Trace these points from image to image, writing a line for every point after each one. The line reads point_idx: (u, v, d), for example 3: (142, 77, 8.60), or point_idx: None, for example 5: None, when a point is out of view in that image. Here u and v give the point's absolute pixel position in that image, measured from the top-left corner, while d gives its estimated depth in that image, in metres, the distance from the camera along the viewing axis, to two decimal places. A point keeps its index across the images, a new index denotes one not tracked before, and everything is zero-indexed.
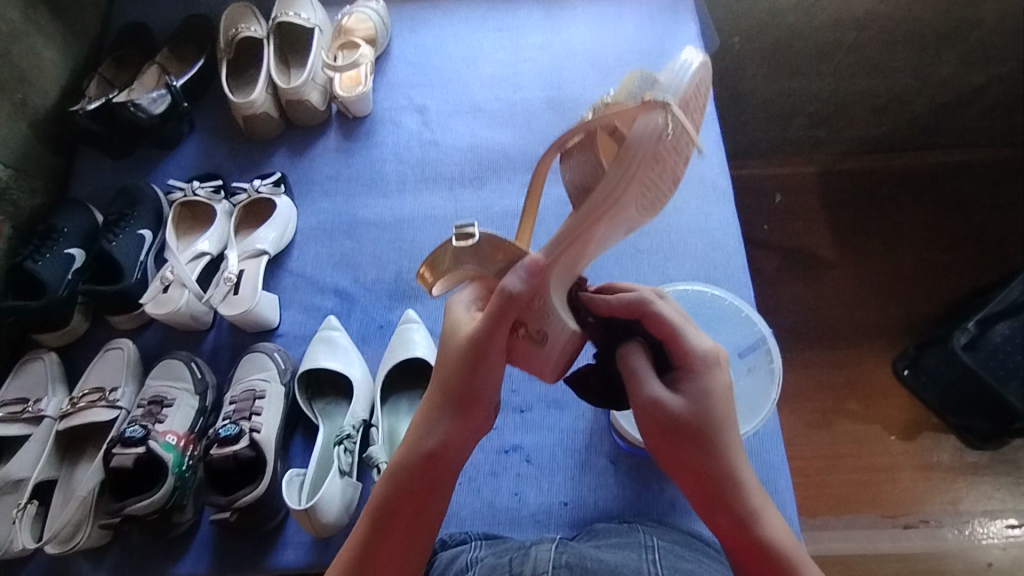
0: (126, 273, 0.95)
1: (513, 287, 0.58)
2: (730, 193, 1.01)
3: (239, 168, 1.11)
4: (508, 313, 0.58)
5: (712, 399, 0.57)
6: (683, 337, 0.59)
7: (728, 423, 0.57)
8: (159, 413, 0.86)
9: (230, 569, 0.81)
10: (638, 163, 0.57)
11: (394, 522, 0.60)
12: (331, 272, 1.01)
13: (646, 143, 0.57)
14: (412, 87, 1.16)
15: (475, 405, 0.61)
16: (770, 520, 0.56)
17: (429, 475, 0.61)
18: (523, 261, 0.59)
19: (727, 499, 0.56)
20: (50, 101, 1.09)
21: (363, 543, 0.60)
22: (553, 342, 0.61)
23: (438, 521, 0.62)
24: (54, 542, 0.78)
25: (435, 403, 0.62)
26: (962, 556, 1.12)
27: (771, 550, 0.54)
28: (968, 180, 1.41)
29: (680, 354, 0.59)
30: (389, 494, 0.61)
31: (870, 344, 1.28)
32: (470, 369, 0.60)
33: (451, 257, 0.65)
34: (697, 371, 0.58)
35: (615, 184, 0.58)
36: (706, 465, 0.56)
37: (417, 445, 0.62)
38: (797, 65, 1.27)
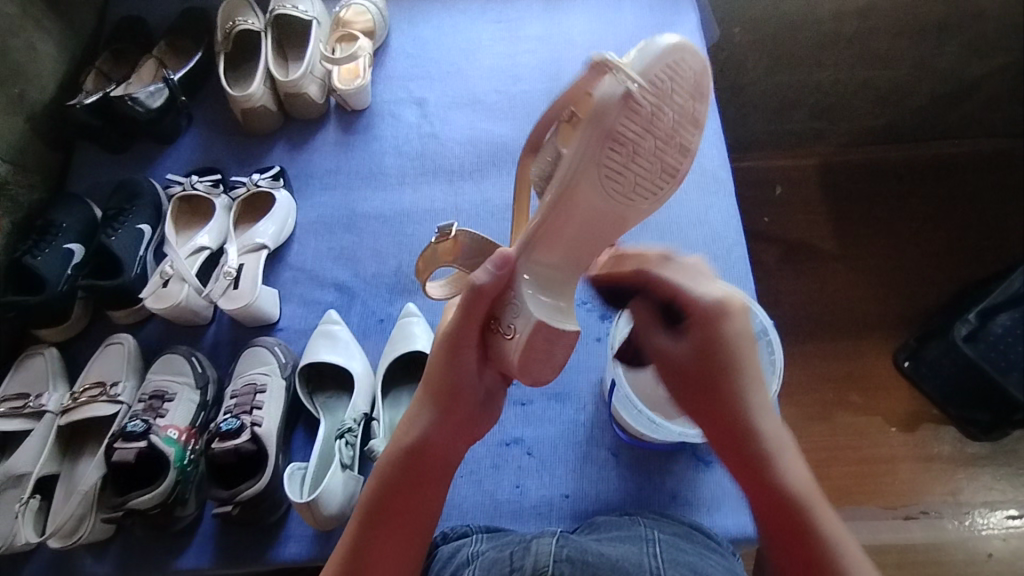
0: (125, 267, 0.95)
1: (480, 280, 0.58)
2: (731, 185, 1.00)
3: (237, 162, 1.11)
4: (478, 305, 0.59)
5: (722, 347, 0.61)
6: (688, 292, 0.62)
7: (740, 368, 0.61)
8: (160, 407, 0.86)
9: (232, 562, 0.81)
10: (597, 130, 0.57)
11: (385, 517, 0.62)
12: (331, 266, 1.01)
13: (602, 112, 0.57)
14: (411, 80, 1.15)
15: (456, 401, 0.64)
16: (780, 457, 0.61)
17: (414, 469, 0.64)
18: (491, 256, 0.60)
19: (739, 439, 0.61)
20: (47, 95, 1.08)
21: (352, 538, 0.62)
22: (520, 335, 0.58)
23: (430, 515, 0.64)
24: (57, 537, 0.78)
25: (420, 402, 0.65)
26: (962, 546, 1.12)
27: (778, 485, 0.60)
28: (970, 171, 1.40)
29: (687, 307, 0.63)
30: (377, 490, 0.63)
31: (870, 336, 1.28)
32: (449, 367, 0.63)
33: (434, 255, 0.70)
34: (707, 324, 0.61)
35: (576, 156, 0.58)
36: (719, 408, 0.62)
37: (399, 441, 0.65)
38: (798, 56, 1.26)
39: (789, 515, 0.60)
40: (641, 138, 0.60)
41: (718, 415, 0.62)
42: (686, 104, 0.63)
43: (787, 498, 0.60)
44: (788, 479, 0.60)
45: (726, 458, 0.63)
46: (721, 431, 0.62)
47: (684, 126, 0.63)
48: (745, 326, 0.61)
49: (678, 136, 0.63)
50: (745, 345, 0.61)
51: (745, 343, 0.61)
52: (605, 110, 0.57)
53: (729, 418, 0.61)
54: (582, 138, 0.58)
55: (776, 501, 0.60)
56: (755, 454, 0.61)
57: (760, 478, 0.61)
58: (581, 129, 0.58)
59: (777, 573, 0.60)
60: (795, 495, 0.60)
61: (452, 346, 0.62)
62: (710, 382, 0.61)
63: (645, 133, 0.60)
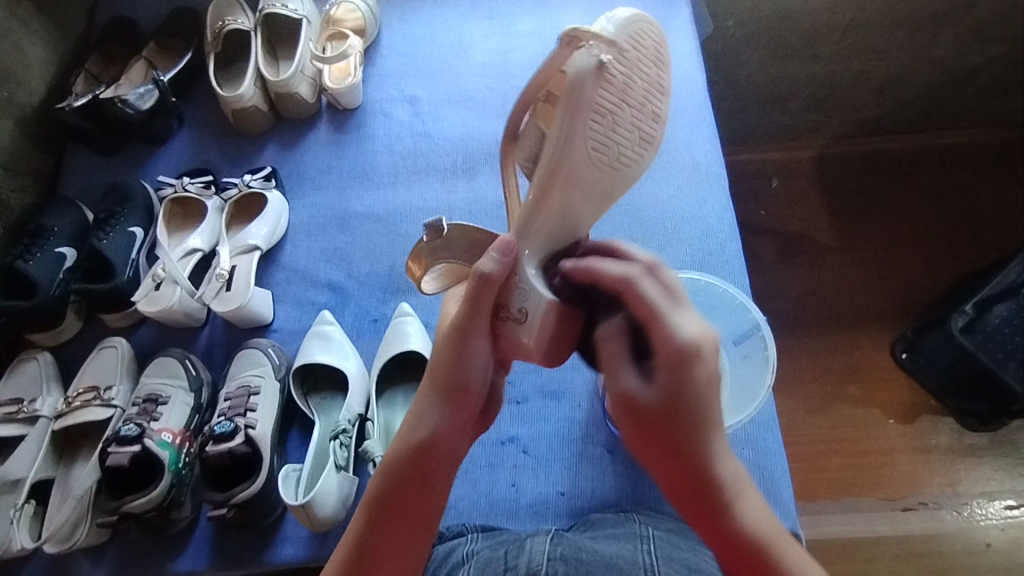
0: (117, 270, 0.94)
1: (487, 268, 0.58)
2: (725, 179, 1.00)
3: (229, 162, 1.10)
4: (484, 292, 0.58)
5: (690, 392, 0.53)
6: (662, 320, 0.53)
7: (704, 417, 0.54)
8: (154, 410, 0.86)
9: (229, 564, 0.81)
10: (576, 108, 0.58)
11: (392, 515, 0.60)
12: (325, 267, 1.01)
13: (582, 87, 0.57)
14: (403, 78, 1.15)
15: (466, 394, 0.61)
16: (748, 513, 0.55)
17: (421, 467, 0.60)
18: (494, 242, 0.60)
19: (699, 496, 0.55)
20: (36, 98, 1.08)
21: (361, 537, 0.60)
22: (533, 319, 0.60)
23: (436, 514, 0.61)
24: (53, 541, 0.78)
25: (427, 393, 0.61)
26: (962, 536, 1.12)
27: (748, 543, 0.54)
28: (967, 162, 1.40)
29: (658, 341, 0.53)
30: (383, 487, 0.60)
31: (868, 328, 1.28)
32: (457, 359, 0.60)
33: (428, 250, 0.70)
34: (676, 368, 0.52)
35: (558, 135, 0.58)
36: (681, 461, 0.54)
37: (405, 436, 0.61)
38: (792, 48, 1.26)
39: (756, 572, 0.54)
40: (620, 109, 0.60)
41: (684, 468, 0.54)
42: (657, 72, 0.63)
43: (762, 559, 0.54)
44: (756, 533, 0.54)
45: (690, 514, 0.56)
46: (683, 485, 0.55)
47: (659, 94, 0.64)
48: (713, 370, 0.53)
49: (650, 104, 0.63)
50: (712, 391, 0.54)
51: (712, 389, 0.54)
52: (581, 86, 0.57)
53: (694, 470, 0.54)
54: (560, 116, 0.58)
55: (746, 560, 0.54)
56: (720, 507, 0.55)
57: (722, 534, 0.55)
58: (560, 108, 0.59)
59: None
60: (765, 550, 0.54)
61: (457, 336, 0.60)
62: (675, 433, 0.53)
63: (620, 105, 0.60)
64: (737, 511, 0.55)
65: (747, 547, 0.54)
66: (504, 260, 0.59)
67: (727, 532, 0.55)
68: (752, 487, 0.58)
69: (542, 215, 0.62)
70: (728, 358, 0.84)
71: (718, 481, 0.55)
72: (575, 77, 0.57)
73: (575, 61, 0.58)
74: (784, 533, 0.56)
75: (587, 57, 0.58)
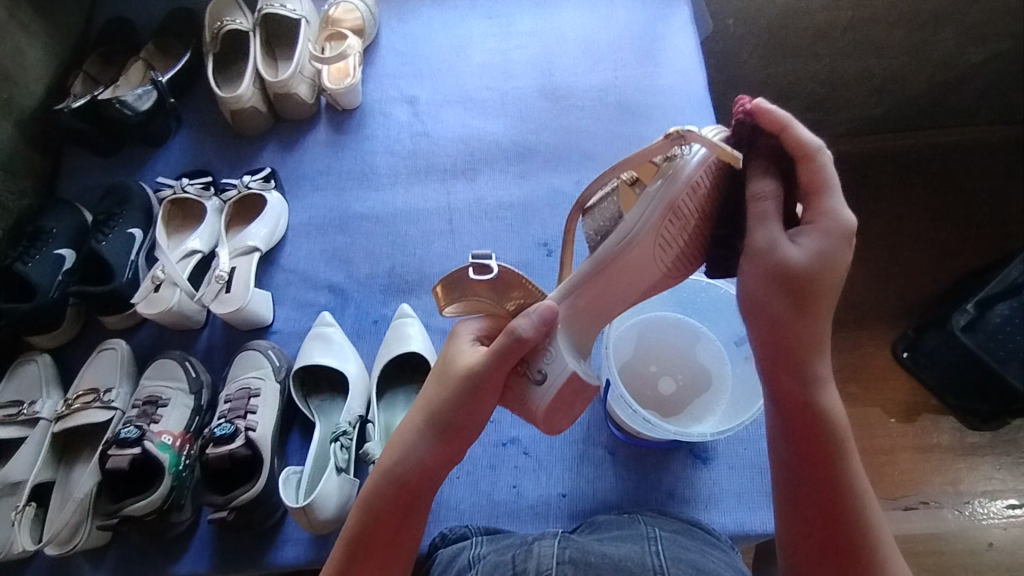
0: (116, 273, 0.94)
1: (523, 330, 0.59)
2: None
3: (228, 164, 1.10)
4: (513, 355, 0.59)
5: (830, 264, 0.59)
6: (829, 200, 0.60)
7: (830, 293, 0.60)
8: (154, 413, 0.85)
9: (230, 566, 0.81)
10: (655, 205, 0.61)
11: (369, 551, 0.62)
12: (324, 268, 1.00)
13: (673, 183, 0.61)
14: (402, 78, 1.14)
15: (459, 438, 0.63)
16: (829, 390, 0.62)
17: (407, 503, 0.63)
18: (538, 306, 0.61)
19: (801, 354, 0.61)
20: (35, 100, 1.07)
21: (337, 568, 0.62)
22: (552, 383, 0.61)
23: (411, 547, 0.64)
24: (53, 544, 0.77)
25: (418, 428, 0.64)
26: (963, 535, 1.12)
27: (828, 410, 0.61)
28: (967, 160, 1.40)
29: (822, 216, 0.60)
30: (365, 521, 0.63)
31: (869, 327, 1.27)
32: (457, 400, 0.62)
33: (463, 284, 0.65)
34: (833, 242, 0.59)
35: (636, 229, 0.62)
36: (797, 315, 0.60)
37: (392, 475, 0.63)
38: (793, 47, 1.25)
39: (826, 437, 0.61)
40: (691, 218, 0.63)
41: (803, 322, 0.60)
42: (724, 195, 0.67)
43: (834, 422, 0.61)
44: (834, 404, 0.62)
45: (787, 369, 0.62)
46: (796, 342, 0.61)
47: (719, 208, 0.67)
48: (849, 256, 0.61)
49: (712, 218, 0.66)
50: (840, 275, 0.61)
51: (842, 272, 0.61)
52: (666, 187, 0.61)
53: (808, 335, 0.60)
54: (640, 209, 0.62)
55: (819, 423, 0.61)
56: (814, 371, 0.61)
57: (807, 395, 0.61)
58: (644, 197, 0.62)
59: (792, 476, 0.63)
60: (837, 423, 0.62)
61: (468, 380, 0.61)
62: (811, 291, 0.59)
63: (693, 213, 0.63)
64: (823, 381, 0.62)
65: (811, 404, 0.61)
66: (539, 327, 0.59)
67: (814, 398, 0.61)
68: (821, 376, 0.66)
69: (597, 282, 0.64)
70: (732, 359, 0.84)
71: (817, 351, 0.61)
72: (667, 172, 0.62)
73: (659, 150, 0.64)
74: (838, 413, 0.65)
75: (685, 156, 0.62)
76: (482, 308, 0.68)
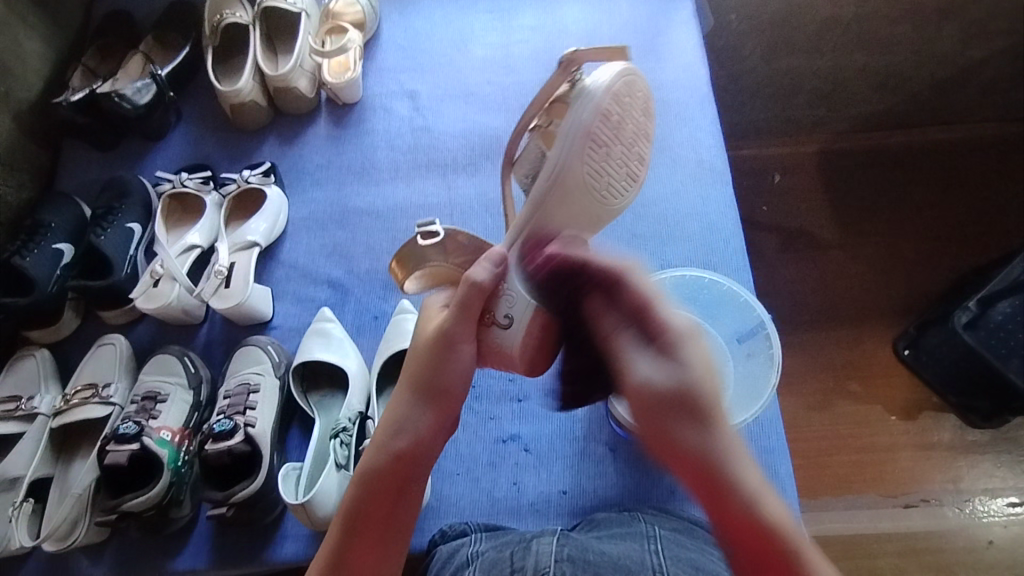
0: (116, 267, 0.93)
1: (480, 276, 0.63)
2: (728, 175, 0.99)
3: (228, 158, 1.09)
4: (474, 302, 0.63)
5: (695, 366, 0.56)
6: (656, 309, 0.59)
7: (708, 395, 0.55)
8: (153, 408, 0.85)
9: (229, 563, 0.80)
10: (576, 134, 0.63)
11: (366, 526, 0.60)
12: (324, 263, 1.00)
13: (583, 111, 0.64)
14: (402, 72, 1.14)
15: (445, 396, 0.64)
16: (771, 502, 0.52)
17: (399, 475, 0.61)
18: (487, 254, 0.66)
19: (712, 476, 0.53)
20: (34, 93, 1.06)
21: (337, 547, 0.60)
22: (519, 323, 0.65)
23: (405, 525, 0.62)
24: (52, 540, 0.77)
25: (406, 398, 0.64)
26: (964, 534, 1.11)
27: (773, 531, 0.51)
28: (971, 156, 1.39)
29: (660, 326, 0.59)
30: (361, 494, 0.61)
31: (870, 324, 1.27)
32: (436, 360, 0.64)
33: (418, 251, 0.72)
34: (676, 340, 0.58)
35: (560, 158, 0.64)
36: (688, 429, 0.55)
37: (387, 444, 0.62)
38: (795, 42, 1.25)
39: (778, 559, 0.50)
40: (613, 144, 0.66)
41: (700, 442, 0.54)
42: (642, 125, 0.70)
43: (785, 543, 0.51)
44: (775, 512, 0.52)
45: (712, 498, 0.53)
46: (700, 462, 0.54)
47: (641, 136, 0.70)
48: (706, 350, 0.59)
49: (636, 147, 0.70)
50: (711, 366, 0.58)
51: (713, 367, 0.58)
52: (582, 117, 0.64)
53: (708, 448, 0.54)
54: (561, 140, 0.64)
55: (764, 547, 0.51)
56: (737, 489, 0.53)
57: (742, 519, 0.52)
58: (560, 133, 0.64)
59: None
60: (788, 533, 0.51)
61: (446, 339, 0.64)
62: (689, 406, 0.55)
63: (615, 138, 0.66)
64: (757, 495, 0.53)
65: (756, 530, 0.51)
66: (492, 270, 0.64)
67: (750, 519, 0.52)
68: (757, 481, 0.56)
69: (542, 222, 0.66)
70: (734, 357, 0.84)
71: (728, 465, 0.53)
72: (579, 105, 0.64)
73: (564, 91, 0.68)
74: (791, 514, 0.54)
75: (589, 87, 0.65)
76: (435, 269, 0.74)
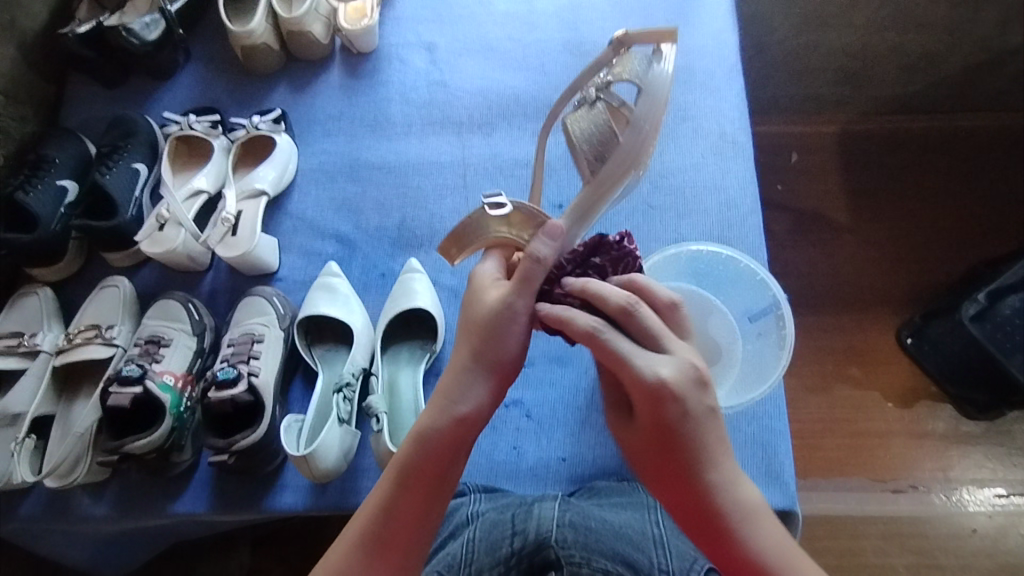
0: (120, 209, 0.92)
1: (542, 252, 0.58)
2: (750, 149, 0.96)
3: (238, 103, 1.06)
4: (540, 277, 0.58)
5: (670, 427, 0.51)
6: (624, 367, 0.52)
7: (689, 450, 0.51)
8: (156, 352, 0.85)
9: (229, 508, 0.81)
10: (650, 123, 0.65)
11: (415, 484, 0.56)
12: (332, 217, 0.98)
13: (655, 105, 0.65)
14: (420, 22, 1.10)
15: (507, 365, 0.58)
16: (758, 538, 0.51)
17: (458, 438, 0.56)
18: (544, 229, 0.60)
19: (698, 518, 0.52)
20: (38, 23, 1.03)
21: (385, 501, 0.56)
22: None
23: (455, 482, 0.58)
24: (53, 476, 0.77)
25: (466, 364, 0.57)
26: (949, 521, 1.13)
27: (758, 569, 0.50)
28: (995, 145, 1.36)
29: (627, 383, 0.52)
30: (416, 452, 0.56)
31: (876, 310, 1.26)
32: (497, 329, 0.57)
33: (478, 222, 0.66)
34: (643, 402, 0.51)
35: (638, 143, 0.65)
36: (675, 482, 0.52)
37: (448, 408, 0.57)
38: (829, 15, 1.19)
39: None
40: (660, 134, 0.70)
41: (680, 497, 0.52)
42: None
43: None
44: (762, 560, 0.50)
45: (694, 540, 0.54)
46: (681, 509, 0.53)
47: None
48: (688, 404, 0.51)
49: None
50: (695, 420, 0.51)
51: (697, 420, 0.51)
52: (654, 109, 0.65)
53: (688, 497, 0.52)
54: (636, 129, 0.65)
55: None
56: (718, 533, 0.52)
57: (726, 557, 0.52)
58: (635, 121, 0.65)
59: None
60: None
61: (507, 306, 0.57)
62: (668, 466, 0.52)
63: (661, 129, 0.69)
64: (741, 531, 0.51)
65: (742, 567, 0.51)
66: (552, 247, 0.59)
67: (731, 557, 0.51)
68: (764, 511, 0.53)
69: (602, 204, 0.66)
70: (744, 335, 0.83)
71: (706, 512, 0.52)
72: (647, 88, 0.66)
73: (627, 70, 0.69)
74: (795, 552, 0.51)
75: (657, 76, 0.67)
76: (497, 242, 0.66)
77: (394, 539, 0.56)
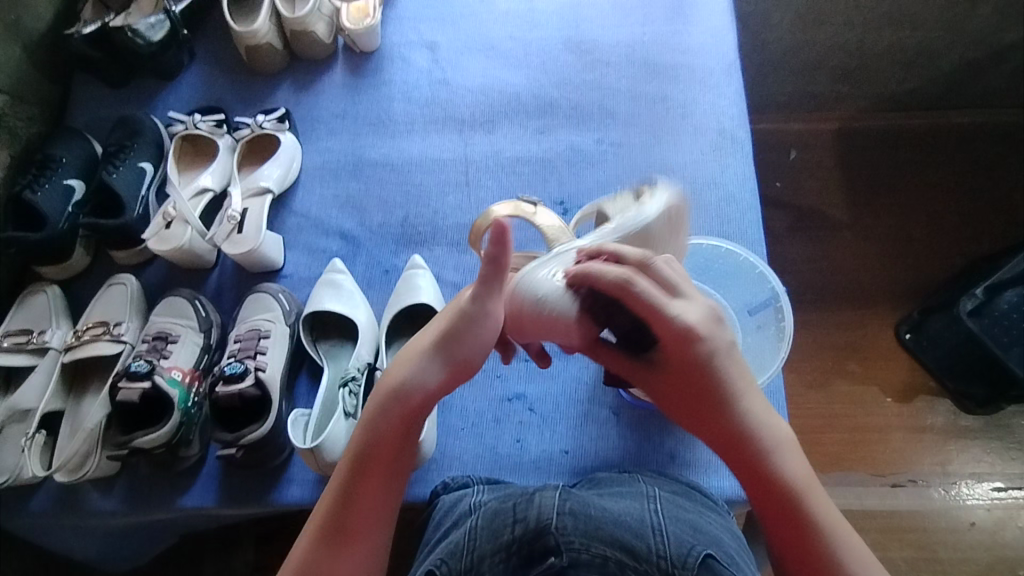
0: (127, 207, 0.93)
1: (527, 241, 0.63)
2: (749, 146, 0.97)
3: (242, 102, 1.07)
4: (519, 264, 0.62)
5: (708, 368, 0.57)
6: (661, 317, 0.56)
7: (724, 387, 0.58)
8: (164, 348, 0.86)
9: (237, 501, 0.82)
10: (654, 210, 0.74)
11: (372, 468, 0.61)
12: (337, 214, 0.99)
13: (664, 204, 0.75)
14: (422, 21, 1.11)
15: (467, 362, 0.64)
16: (783, 459, 0.59)
17: (407, 421, 0.63)
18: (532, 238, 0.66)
19: (733, 446, 0.59)
20: (44, 24, 1.04)
21: (342, 487, 0.61)
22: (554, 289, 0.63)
23: (405, 467, 0.64)
24: (64, 471, 0.79)
25: (422, 353, 0.63)
26: (946, 514, 1.14)
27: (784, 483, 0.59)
28: (992, 143, 1.37)
29: (659, 330, 0.57)
30: (369, 438, 0.62)
31: (875, 306, 1.27)
32: (459, 326, 0.62)
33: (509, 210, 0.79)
34: (675, 345, 0.57)
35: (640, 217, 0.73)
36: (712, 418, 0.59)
37: (397, 397, 0.62)
38: (825, 13, 1.21)
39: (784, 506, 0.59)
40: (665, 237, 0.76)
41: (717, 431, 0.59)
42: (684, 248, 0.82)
43: (797, 497, 0.58)
44: (791, 481, 0.59)
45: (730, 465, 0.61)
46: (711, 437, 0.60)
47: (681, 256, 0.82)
48: (716, 345, 0.58)
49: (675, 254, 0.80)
50: (722, 358, 0.58)
51: (725, 358, 0.58)
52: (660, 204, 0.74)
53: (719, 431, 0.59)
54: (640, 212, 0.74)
55: (773, 497, 0.59)
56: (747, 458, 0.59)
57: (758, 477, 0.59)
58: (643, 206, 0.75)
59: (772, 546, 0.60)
60: (803, 497, 0.58)
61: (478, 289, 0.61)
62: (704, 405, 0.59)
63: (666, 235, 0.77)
64: (772, 451, 0.59)
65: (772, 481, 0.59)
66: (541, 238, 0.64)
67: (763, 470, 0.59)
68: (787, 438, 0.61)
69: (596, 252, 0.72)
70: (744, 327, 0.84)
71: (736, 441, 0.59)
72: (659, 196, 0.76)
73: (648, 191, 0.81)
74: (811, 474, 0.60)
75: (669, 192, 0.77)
76: None
77: (355, 527, 0.60)
